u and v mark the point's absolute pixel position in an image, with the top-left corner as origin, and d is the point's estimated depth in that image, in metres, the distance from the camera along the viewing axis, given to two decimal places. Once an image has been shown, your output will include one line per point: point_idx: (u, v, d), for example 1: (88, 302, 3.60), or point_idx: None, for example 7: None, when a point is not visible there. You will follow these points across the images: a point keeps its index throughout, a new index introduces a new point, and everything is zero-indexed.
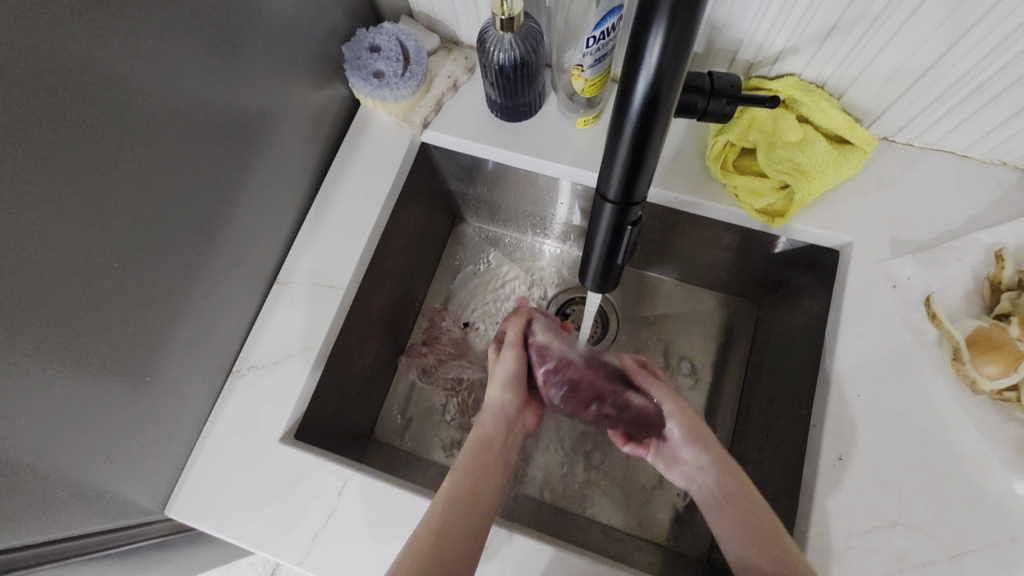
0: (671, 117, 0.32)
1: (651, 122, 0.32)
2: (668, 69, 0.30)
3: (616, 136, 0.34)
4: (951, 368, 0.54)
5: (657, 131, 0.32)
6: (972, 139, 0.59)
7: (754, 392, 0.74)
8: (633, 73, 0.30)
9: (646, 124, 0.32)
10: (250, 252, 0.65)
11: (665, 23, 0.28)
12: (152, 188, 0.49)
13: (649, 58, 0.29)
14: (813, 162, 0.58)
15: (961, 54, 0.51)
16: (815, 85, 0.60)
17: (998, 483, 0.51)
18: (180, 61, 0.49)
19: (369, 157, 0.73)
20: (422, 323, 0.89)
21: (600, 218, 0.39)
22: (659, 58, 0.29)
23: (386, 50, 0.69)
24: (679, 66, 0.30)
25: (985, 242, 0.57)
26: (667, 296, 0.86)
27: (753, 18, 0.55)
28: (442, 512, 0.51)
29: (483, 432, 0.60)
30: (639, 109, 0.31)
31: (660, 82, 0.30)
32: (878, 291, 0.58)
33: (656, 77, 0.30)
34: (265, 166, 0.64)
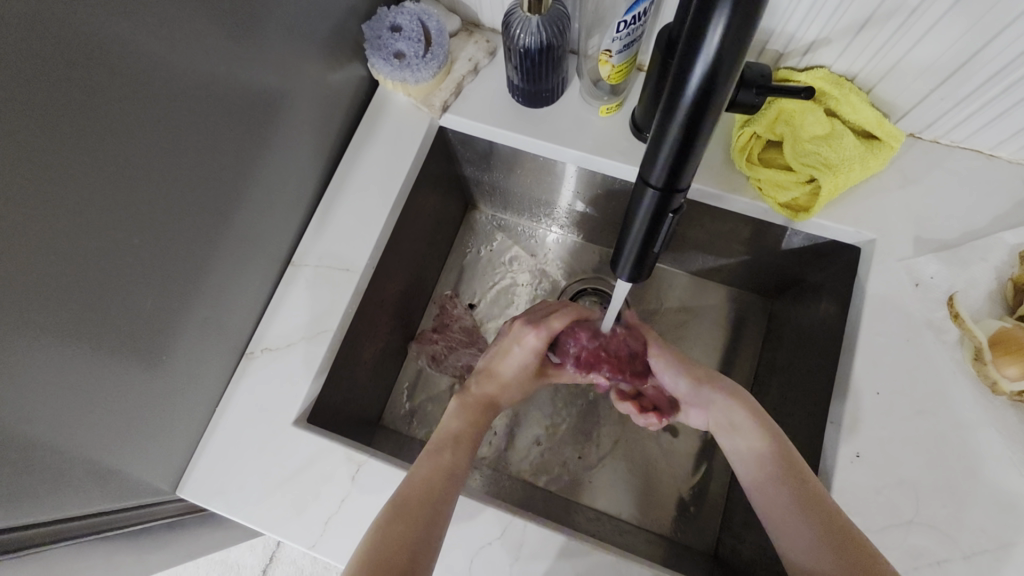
0: (725, 104, 0.32)
1: (707, 105, 0.31)
2: (730, 52, 0.29)
3: (665, 121, 0.33)
4: (972, 368, 0.54)
5: (710, 117, 0.31)
6: (1001, 138, 0.59)
7: (766, 388, 0.74)
8: (689, 57, 0.30)
9: (701, 107, 0.31)
10: (265, 232, 0.64)
11: (729, 6, 0.27)
12: (168, 163, 0.49)
13: (709, 42, 0.28)
14: (840, 156, 0.57)
15: (998, 51, 0.50)
16: (845, 78, 0.59)
17: (1016, 484, 0.51)
18: (201, 32, 0.48)
19: (385, 139, 0.72)
20: (432, 310, 0.89)
21: (640, 205, 0.38)
22: (720, 40, 0.28)
23: (407, 31, 0.67)
24: (740, 52, 0.29)
25: (1009, 243, 0.57)
26: (681, 289, 0.86)
27: (786, 8, 0.54)
28: (425, 477, 0.51)
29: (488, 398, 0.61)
30: (695, 93, 0.31)
31: (720, 64, 0.29)
32: (900, 289, 0.58)
33: (715, 60, 0.29)
34: (282, 145, 0.63)
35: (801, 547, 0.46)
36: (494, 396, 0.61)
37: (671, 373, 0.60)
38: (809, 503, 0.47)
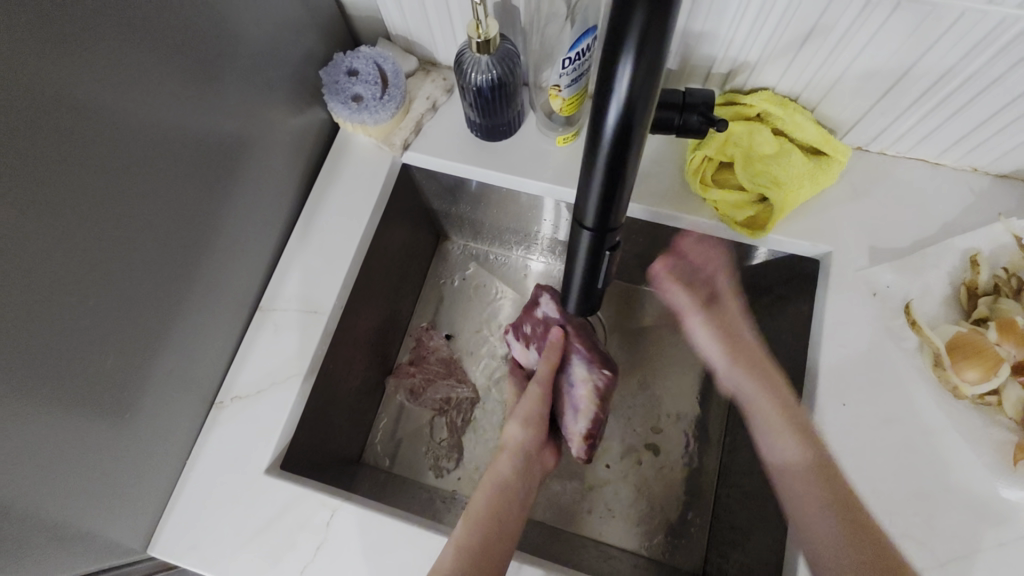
0: (644, 144, 0.32)
1: (626, 148, 0.32)
2: (639, 100, 0.30)
3: (591, 164, 0.33)
4: (933, 374, 0.55)
5: (631, 159, 0.32)
6: (944, 147, 0.61)
7: (742, 402, 0.75)
8: (603, 102, 0.30)
9: (621, 151, 0.32)
10: (231, 279, 0.64)
11: (632, 56, 0.28)
12: (128, 222, 0.49)
13: (619, 89, 0.29)
14: (788, 174, 0.59)
15: (928, 66, 0.52)
16: (789, 98, 0.61)
17: (985, 486, 0.51)
18: (156, 90, 0.49)
19: (349, 180, 0.73)
20: (408, 343, 0.89)
21: (578, 243, 0.39)
22: (629, 89, 0.29)
23: (365, 74, 0.68)
24: (649, 97, 0.30)
25: (960, 248, 0.58)
26: (655, 308, 0.87)
27: (726, 35, 0.56)
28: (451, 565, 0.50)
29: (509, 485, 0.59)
30: (613, 135, 0.31)
31: (632, 113, 0.30)
32: (859, 298, 0.59)
33: (627, 108, 0.30)
34: (245, 192, 0.63)
35: (816, 525, 0.48)
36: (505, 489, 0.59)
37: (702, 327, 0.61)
38: (821, 479, 0.50)
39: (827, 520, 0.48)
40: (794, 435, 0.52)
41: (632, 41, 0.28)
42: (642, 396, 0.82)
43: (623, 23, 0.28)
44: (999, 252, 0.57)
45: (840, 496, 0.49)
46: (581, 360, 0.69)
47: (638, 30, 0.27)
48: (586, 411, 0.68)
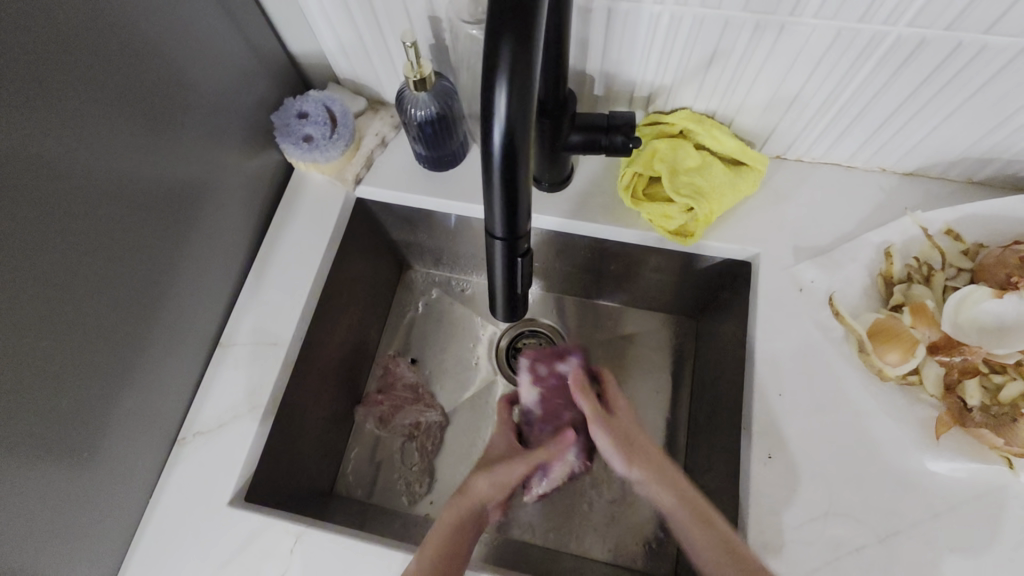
0: (533, 157, 0.36)
1: (515, 161, 0.35)
2: (518, 118, 0.33)
3: (488, 180, 0.36)
4: (860, 361, 0.59)
5: (524, 171, 0.35)
6: (851, 151, 0.66)
7: (699, 404, 0.78)
8: (487, 122, 0.33)
9: (511, 164, 0.34)
10: (190, 319, 0.66)
11: (505, 80, 0.32)
12: (88, 270, 0.51)
13: (499, 110, 0.32)
14: (711, 184, 0.63)
15: (821, 78, 0.57)
16: (706, 116, 0.66)
17: (913, 461, 0.55)
18: (111, 141, 0.52)
19: (305, 216, 0.76)
20: (376, 372, 0.90)
21: (493, 253, 0.41)
22: (506, 108, 0.32)
23: (314, 116, 0.72)
24: (528, 115, 0.33)
25: (874, 242, 0.62)
26: (613, 320, 0.90)
27: (640, 62, 0.61)
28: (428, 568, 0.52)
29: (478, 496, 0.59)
30: (502, 152, 0.34)
31: (513, 129, 0.33)
32: (788, 295, 0.63)
33: (509, 125, 0.33)
34: (204, 232, 0.66)
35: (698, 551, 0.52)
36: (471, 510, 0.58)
37: (601, 437, 0.64)
38: (708, 527, 0.53)
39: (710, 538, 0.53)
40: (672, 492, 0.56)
41: (504, 67, 0.31)
42: None
43: (496, 55, 0.32)
44: (909, 243, 0.62)
45: (723, 533, 0.52)
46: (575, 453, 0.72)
47: (508, 59, 0.31)
48: (555, 478, 0.73)
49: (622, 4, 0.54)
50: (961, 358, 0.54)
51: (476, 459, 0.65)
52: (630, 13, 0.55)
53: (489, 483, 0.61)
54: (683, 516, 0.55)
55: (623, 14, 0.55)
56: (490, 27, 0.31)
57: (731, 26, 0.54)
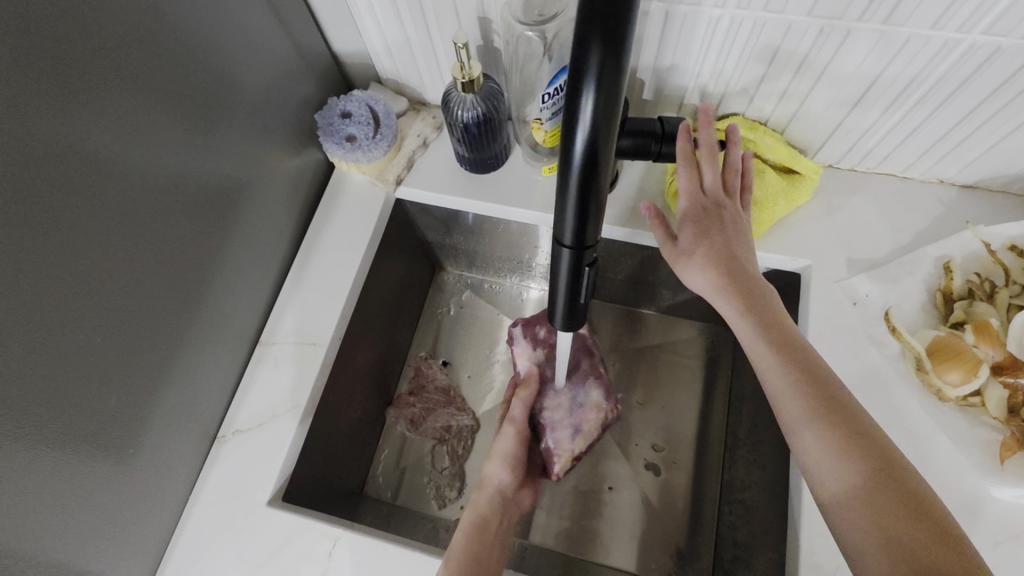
0: (611, 165, 0.35)
1: (595, 167, 0.34)
2: (602, 123, 0.32)
3: (564, 188, 0.35)
4: (917, 378, 0.56)
5: (601, 178, 0.34)
6: (909, 161, 0.64)
7: (738, 416, 0.76)
8: (570, 127, 0.33)
9: (590, 171, 0.34)
10: (232, 317, 0.66)
11: (593, 84, 0.31)
12: (136, 266, 0.52)
13: (583, 113, 0.32)
14: (764, 192, 0.61)
15: (884, 86, 0.55)
16: (759, 122, 0.64)
17: (974, 487, 0.53)
18: (159, 139, 0.52)
19: (344, 215, 0.76)
20: (407, 373, 0.90)
21: (559, 262, 0.40)
22: (592, 113, 0.32)
23: (357, 115, 0.72)
24: (611, 121, 0.33)
25: (933, 256, 0.60)
26: (649, 327, 0.89)
27: (694, 66, 0.59)
28: None
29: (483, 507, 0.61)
30: (583, 158, 0.33)
31: (596, 134, 0.32)
32: (840, 309, 0.61)
33: (592, 130, 0.32)
34: (246, 231, 0.66)
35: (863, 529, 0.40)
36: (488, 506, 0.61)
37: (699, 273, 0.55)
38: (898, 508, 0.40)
39: (846, 469, 0.42)
40: (837, 445, 0.43)
41: (591, 71, 0.31)
42: (640, 415, 0.83)
43: (582, 59, 0.31)
44: (970, 259, 0.60)
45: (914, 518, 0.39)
46: (596, 386, 0.74)
47: (596, 64, 0.30)
48: (586, 436, 0.73)
49: (680, 7, 0.53)
50: None
51: (475, 513, 0.60)
52: (688, 16, 0.54)
53: (501, 465, 0.66)
54: (852, 488, 0.42)
55: (680, 17, 0.54)
56: (578, 30, 0.31)
57: (794, 30, 0.52)
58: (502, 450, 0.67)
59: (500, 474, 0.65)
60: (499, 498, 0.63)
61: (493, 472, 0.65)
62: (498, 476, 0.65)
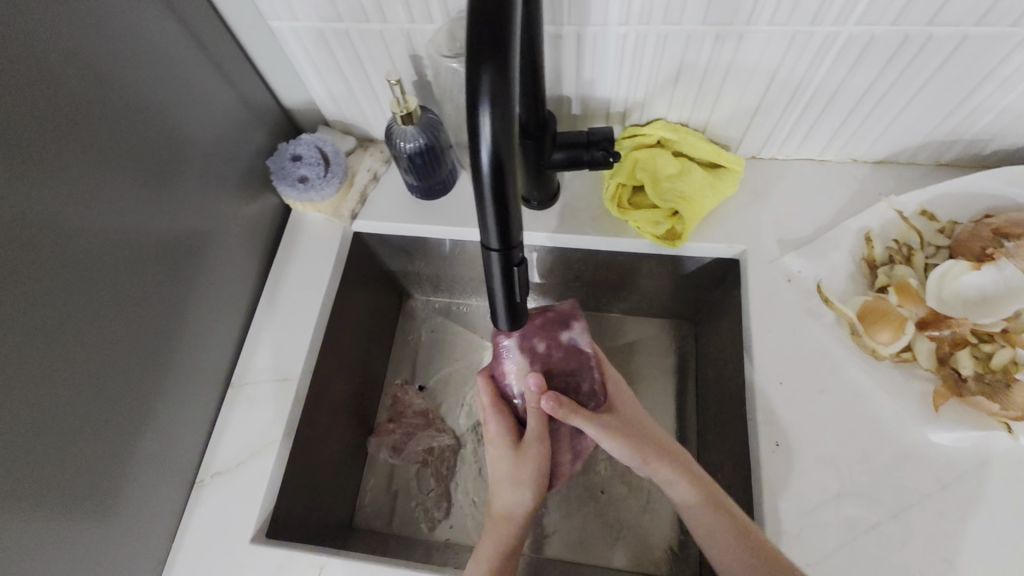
0: (520, 171, 0.38)
1: (504, 176, 0.37)
2: (503, 135, 0.36)
3: (481, 199, 0.38)
4: (854, 343, 0.61)
5: (511, 185, 0.38)
6: (822, 145, 0.70)
7: (705, 403, 0.79)
8: (474, 144, 0.36)
9: (500, 179, 0.37)
10: (202, 363, 0.67)
11: (488, 102, 0.35)
12: (103, 321, 0.53)
13: (483, 132, 0.35)
14: (692, 188, 0.66)
15: (784, 79, 0.61)
16: (681, 124, 0.69)
17: (916, 435, 0.56)
18: (118, 197, 0.54)
19: (305, 253, 0.78)
20: (385, 402, 0.91)
21: (491, 266, 0.43)
22: (491, 128, 0.35)
23: (307, 157, 0.75)
24: (511, 133, 0.36)
25: (854, 228, 0.65)
26: (613, 329, 0.92)
27: (613, 79, 0.64)
28: None
29: (511, 540, 0.57)
30: (492, 169, 0.37)
31: (498, 147, 0.36)
32: (778, 286, 0.65)
33: (495, 143, 0.36)
34: (210, 277, 0.68)
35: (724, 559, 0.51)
36: (514, 540, 0.57)
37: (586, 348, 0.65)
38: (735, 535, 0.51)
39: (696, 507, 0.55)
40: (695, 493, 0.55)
41: (485, 94, 0.35)
42: None
43: (477, 83, 0.35)
44: (887, 227, 0.65)
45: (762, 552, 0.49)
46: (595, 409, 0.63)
47: (488, 86, 0.34)
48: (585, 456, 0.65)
49: (590, 28, 0.58)
50: (949, 330, 0.57)
51: (495, 548, 0.56)
52: (598, 36, 0.58)
53: (524, 488, 0.59)
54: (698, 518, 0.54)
55: (592, 37, 0.59)
56: (470, 58, 0.35)
57: (693, 38, 0.57)
58: (526, 472, 0.59)
59: (523, 498, 0.58)
60: (523, 521, 0.58)
61: (515, 497, 0.58)
62: (522, 503, 0.58)
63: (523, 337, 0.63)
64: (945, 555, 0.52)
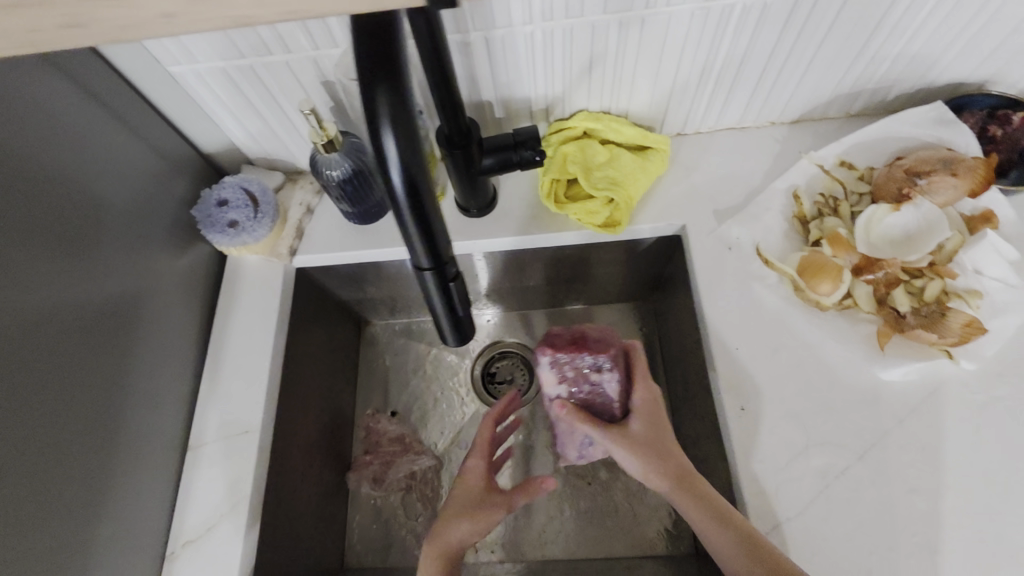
0: (435, 188, 0.38)
1: (420, 194, 0.37)
2: (411, 155, 0.35)
3: (402, 223, 0.38)
4: (799, 298, 0.63)
5: (429, 203, 0.37)
6: (741, 111, 0.72)
7: (674, 379, 0.80)
8: (384, 168, 0.36)
9: (416, 199, 0.36)
10: (153, 430, 0.64)
11: (389, 126, 0.34)
12: (32, 410, 0.50)
13: (388, 153, 0.35)
14: (622, 173, 0.68)
15: (693, 55, 0.62)
16: (603, 112, 0.70)
17: (869, 377, 0.59)
18: (27, 277, 0.51)
19: (247, 298, 0.75)
20: (359, 434, 0.89)
21: (427, 286, 0.43)
22: (397, 149, 0.35)
23: (234, 200, 0.72)
24: (419, 152, 0.36)
25: (782, 189, 0.68)
26: (576, 321, 0.93)
27: (529, 78, 0.64)
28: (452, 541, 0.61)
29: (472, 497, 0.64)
30: (406, 190, 0.36)
31: (408, 168, 0.35)
32: (721, 255, 0.67)
33: (404, 164, 0.35)
34: (148, 340, 0.65)
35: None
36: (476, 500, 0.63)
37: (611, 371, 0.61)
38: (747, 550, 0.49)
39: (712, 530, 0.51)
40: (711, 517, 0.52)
41: (385, 115, 0.34)
42: None
43: (374, 107, 0.34)
44: (812, 182, 0.68)
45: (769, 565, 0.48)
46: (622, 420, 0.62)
47: (386, 109, 0.34)
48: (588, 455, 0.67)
49: (496, 32, 0.58)
50: (883, 272, 0.59)
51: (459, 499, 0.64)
52: (506, 38, 0.59)
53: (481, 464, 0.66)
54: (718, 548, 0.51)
55: (500, 40, 0.59)
56: (363, 83, 0.34)
57: (598, 28, 0.58)
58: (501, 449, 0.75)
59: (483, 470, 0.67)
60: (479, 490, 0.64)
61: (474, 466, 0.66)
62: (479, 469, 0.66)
63: (556, 358, 0.61)
64: (910, 487, 0.54)
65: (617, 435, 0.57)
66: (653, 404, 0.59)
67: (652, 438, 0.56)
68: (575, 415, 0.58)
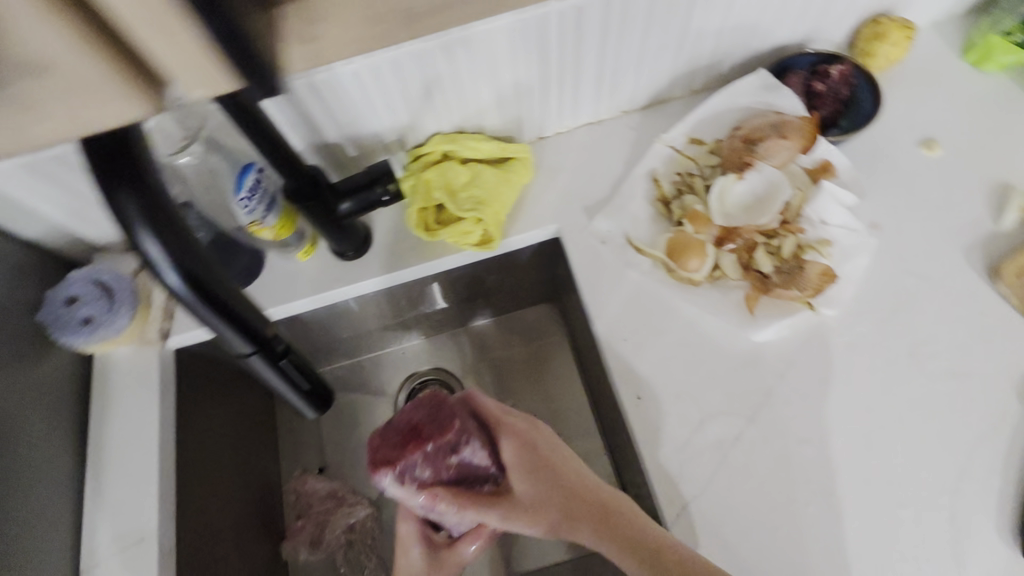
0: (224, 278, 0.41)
1: (212, 293, 0.40)
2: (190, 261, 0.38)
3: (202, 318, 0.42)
4: (674, 278, 0.65)
5: (223, 295, 0.41)
6: (590, 107, 0.74)
7: (589, 373, 0.82)
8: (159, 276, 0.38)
9: (208, 297, 0.40)
10: (31, 564, 0.58)
11: (155, 235, 0.36)
12: None
13: (154, 257, 0.36)
14: (487, 190, 0.67)
15: (524, 63, 0.63)
16: (457, 132, 0.70)
17: (748, 341, 0.61)
18: None
19: (124, 392, 0.69)
20: (289, 500, 0.84)
21: (253, 361, 0.48)
22: (170, 260, 0.37)
23: (86, 294, 0.67)
24: (197, 254, 0.39)
25: (641, 175, 0.70)
26: (489, 333, 0.92)
27: (371, 113, 0.63)
28: None
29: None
30: (193, 293, 0.39)
31: (190, 274, 0.38)
32: (597, 250, 0.68)
33: (184, 272, 0.38)
34: (10, 468, 0.58)
35: None
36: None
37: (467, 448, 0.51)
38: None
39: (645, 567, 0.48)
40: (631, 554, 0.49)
41: (140, 222, 0.35)
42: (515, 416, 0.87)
43: (128, 224, 0.36)
44: (668, 164, 0.70)
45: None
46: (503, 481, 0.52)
47: (145, 224, 0.36)
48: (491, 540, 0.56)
49: (318, 76, 0.56)
50: (741, 240, 0.63)
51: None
52: (330, 80, 0.57)
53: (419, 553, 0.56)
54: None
55: (326, 83, 0.57)
56: (106, 192, 0.34)
57: (422, 55, 0.58)
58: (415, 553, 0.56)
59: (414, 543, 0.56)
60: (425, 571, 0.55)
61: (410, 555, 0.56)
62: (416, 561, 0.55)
63: (401, 469, 0.48)
64: (798, 437, 0.57)
65: (509, 511, 0.50)
66: (526, 445, 0.53)
67: (538, 492, 0.51)
68: (452, 505, 0.48)
